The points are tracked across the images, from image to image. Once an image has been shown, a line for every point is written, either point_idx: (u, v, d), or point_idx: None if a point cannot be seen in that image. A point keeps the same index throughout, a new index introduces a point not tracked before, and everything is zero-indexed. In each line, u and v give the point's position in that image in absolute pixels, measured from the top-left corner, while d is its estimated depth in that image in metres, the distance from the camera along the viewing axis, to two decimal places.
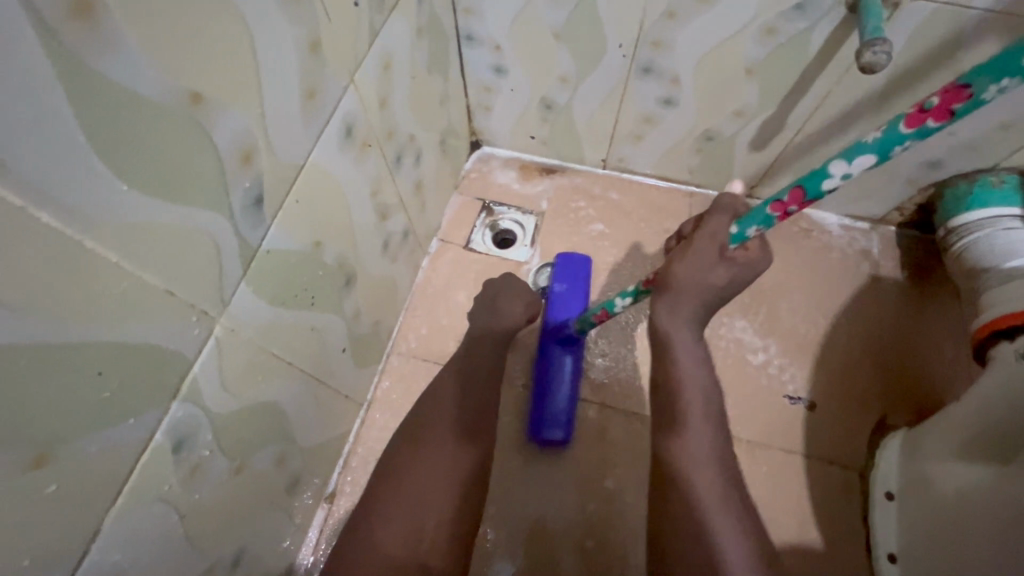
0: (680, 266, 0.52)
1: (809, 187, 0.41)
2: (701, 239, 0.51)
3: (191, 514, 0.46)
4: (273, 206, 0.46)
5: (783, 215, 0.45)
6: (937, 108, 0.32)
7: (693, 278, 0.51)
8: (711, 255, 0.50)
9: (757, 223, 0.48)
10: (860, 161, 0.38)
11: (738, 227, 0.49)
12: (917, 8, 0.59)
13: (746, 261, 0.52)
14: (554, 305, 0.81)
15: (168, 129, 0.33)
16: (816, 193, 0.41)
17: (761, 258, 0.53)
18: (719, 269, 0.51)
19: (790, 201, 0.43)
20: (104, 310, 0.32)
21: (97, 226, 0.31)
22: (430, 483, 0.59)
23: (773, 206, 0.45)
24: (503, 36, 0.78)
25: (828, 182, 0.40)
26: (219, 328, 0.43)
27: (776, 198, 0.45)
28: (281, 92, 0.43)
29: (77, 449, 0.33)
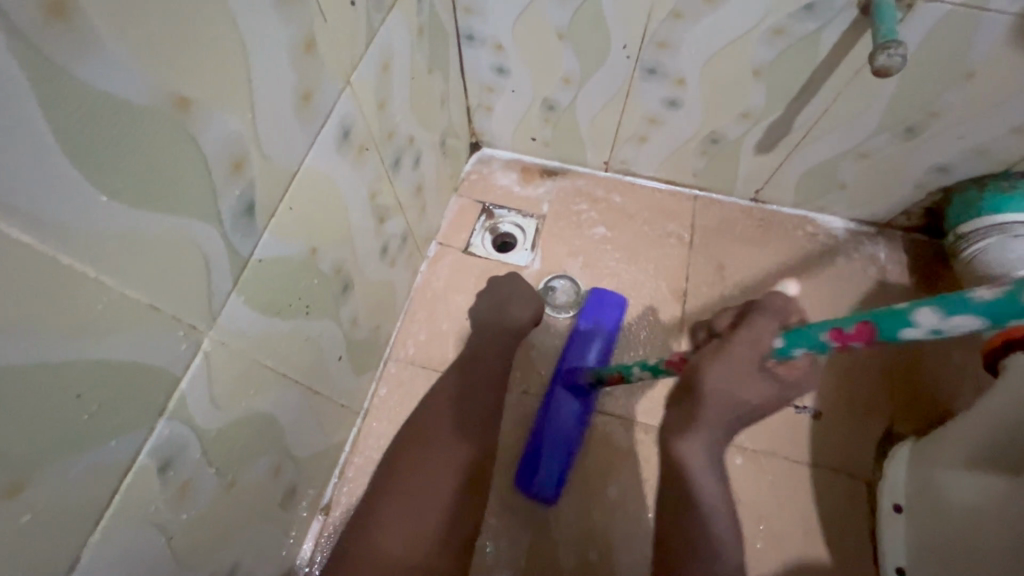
0: (715, 369, 0.49)
1: (883, 327, 0.34)
2: (742, 346, 0.48)
3: (180, 534, 0.44)
4: (265, 213, 0.44)
5: (842, 345, 0.37)
6: None
7: (728, 385, 0.50)
8: (753, 374, 0.48)
9: (810, 346, 0.40)
10: (956, 321, 0.29)
11: (784, 341, 0.42)
12: (933, 10, 0.57)
13: (791, 379, 0.51)
14: (573, 344, 0.81)
15: (152, 135, 0.31)
16: (890, 335, 0.34)
17: (807, 381, 0.51)
18: (757, 386, 0.49)
19: (855, 334, 0.36)
20: (82, 328, 0.30)
21: (74, 239, 0.29)
22: (432, 483, 0.58)
23: (833, 332, 0.38)
24: (505, 36, 0.76)
25: (909, 330, 0.32)
26: (208, 342, 0.41)
27: (839, 324, 0.37)
28: (274, 95, 0.41)
29: (55, 476, 0.31)
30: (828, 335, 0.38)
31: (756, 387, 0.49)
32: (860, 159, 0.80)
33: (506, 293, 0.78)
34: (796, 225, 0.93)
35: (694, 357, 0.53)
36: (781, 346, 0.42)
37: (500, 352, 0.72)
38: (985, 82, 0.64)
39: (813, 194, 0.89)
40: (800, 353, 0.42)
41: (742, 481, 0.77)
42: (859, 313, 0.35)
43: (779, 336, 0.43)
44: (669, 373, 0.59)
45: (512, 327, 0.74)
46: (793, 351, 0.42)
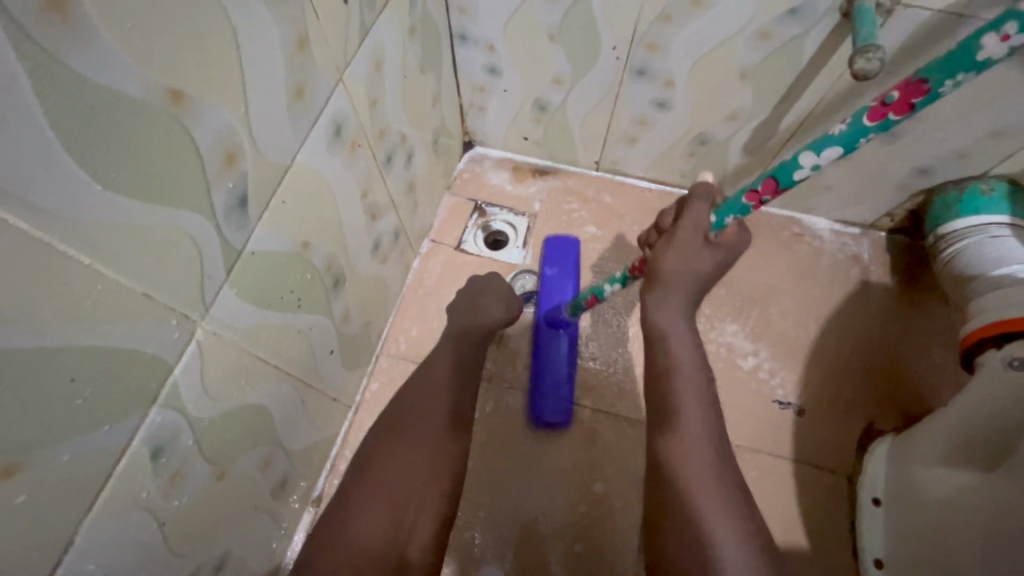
0: (669, 255, 0.55)
1: (781, 179, 0.46)
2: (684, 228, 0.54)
3: (171, 520, 0.45)
4: (258, 206, 0.45)
5: (758, 205, 0.49)
6: (898, 103, 0.37)
7: (686, 261, 0.54)
8: (696, 242, 0.54)
9: (735, 214, 0.52)
10: (828, 155, 0.42)
11: (717, 217, 0.53)
12: (910, 15, 0.59)
13: (732, 246, 0.55)
14: (547, 286, 0.84)
15: (147, 127, 0.32)
16: (789, 182, 0.46)
17: (744, 242, 0.56)
18: (705, 255, 0.54)
19: (765, 191, 0.48)
20: (76, 313, 0.31)
21: (70, 227, 0.30)
22: (409, 475, 0.58)
23: (749, 196, 0.49)
24: (497, 36, 0.78)
25: (798, 173, 0.45)
26: (202, 331, 0.42)
27: (751, 188, 0.48)
28: (267, 89, 0.42)
29: (49, 458, 0.32)
30: (745, 202, 0.50)
31: (709, 256, 0.54)
32: (843, 161, 0.82)
33: (478, 291, 0.78)
34: (782, 226, 0.95)
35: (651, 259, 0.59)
36: (715, 224, 0.54)
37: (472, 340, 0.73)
38: (964, 87, 0.66)
39: (799, 195, 0.90)
40: (731, 223, 0.53)
41: None
42: (762, 174, 0.47)
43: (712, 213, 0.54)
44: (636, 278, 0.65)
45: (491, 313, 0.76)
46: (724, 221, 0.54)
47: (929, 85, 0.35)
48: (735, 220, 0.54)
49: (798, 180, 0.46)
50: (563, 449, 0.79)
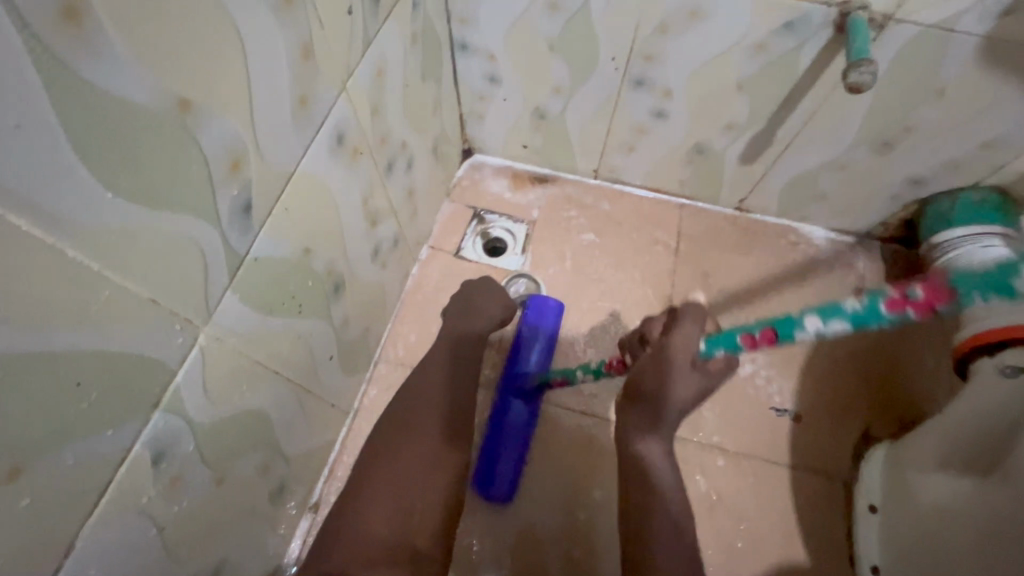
0: (679, 334, 0.60)
1: (781, 332, 0.49)
2: (677, 347, 0.59)
3: (170, 525, 0.45)
4: (262, 213, 0.45)
5: (751, 347, 0.52)
6: (921, 300, 0.39)
7: (691, 347, 0.59)
8: (685, 368, 0.58)
9: (728, 348, 0.55)
10: (835, 326, 0.44)
11: (707, 344, 0.56)
12: (902, 30, 0.61)
13: (717, 377, 0.60)
14: (520, 348, 0.82)
15: (156, 134, 0.33)
16: (786, 339, 0.49)
17: (722, 376, 0.61)
18: (693, 376, 0.59)
19: (762, 338, 0.51)
20: (84, 318, 0.31)
21: (79, 232, 0.30)
22: (417, 470, 0.59)
23: (744, 336, 0.52)
24: (498, 46, 0.79)
25: (801, 334, 0.47)
26: (204, 336, 0.42)
27: (749, 332, 0.51)
28: (272, 97, 0.42)
29: (52, 462, 0.32)
30: (740, 339, 0.53)
31: (690, 382, 0.58)
32: (838, 171, 0.83)
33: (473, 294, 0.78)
34: (778, 234, 0.96)
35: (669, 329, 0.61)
36: (705, 349, 0.57)
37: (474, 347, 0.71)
38: (955, 98, 0.68)
39: (794, 204, 0.92)
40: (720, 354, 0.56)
41: (725, 481, 0.79)
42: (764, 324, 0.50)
43: (704, 339, 0.56)
44: (608, 373, 0.70)
45: (488, 318, 0.75)
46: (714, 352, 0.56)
47: (958, 293, 0.37)
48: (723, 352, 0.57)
49: (797, 337, 0.47)
50: (514, 464, 0.78)
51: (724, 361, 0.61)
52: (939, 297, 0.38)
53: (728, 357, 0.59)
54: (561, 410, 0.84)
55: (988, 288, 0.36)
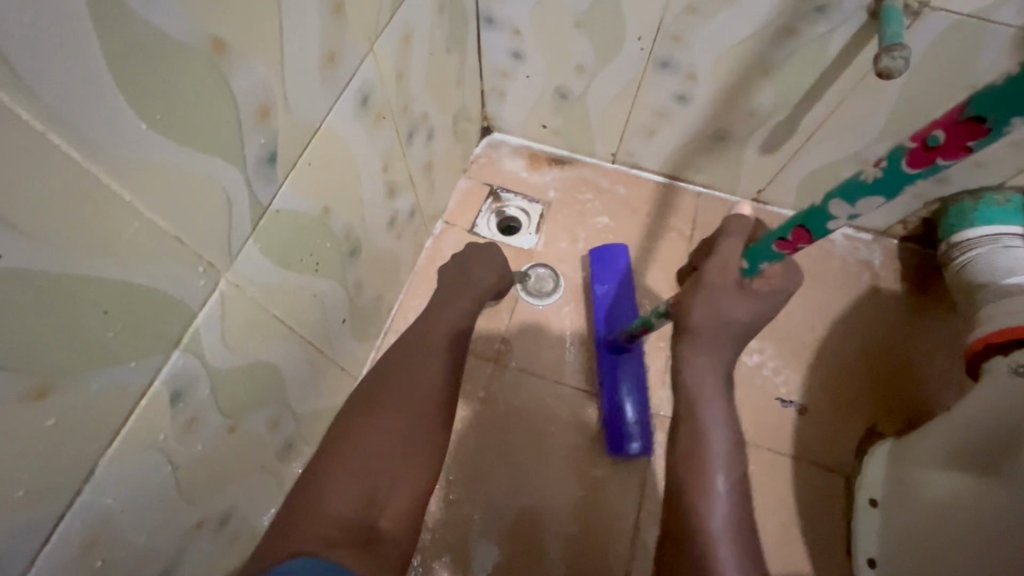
0: (699, 310, 0.56)
1: (813, 227, 0.46)
2: (713, 276, 0.56)
3: (184, 466, 0.46)
4: (285, 164, 0.46)
5: (791, 251, 0.50)
6: (943, 145, 0.33)
7: (717, 313, 0.55)
8: (731, 292, 0.55)
9: (769, 258, 0.52)
10: (860, 205, 0.41)
11: (750, 263, 0.55)
12: (937, 19, 0.60)
13: (764, 292, 0.55)
14: (603, 315, 0.82)
15: (192, 72, 0.33)
16: (821, 231, 0.46)
17: (786, 284, 0.56)
18: (738, 307, 0.55)
19: (798, 239, 0.48)
20: (113, 247, 0.32)
21: (114, 161, 0.30)
22: (383, 454, 0.57)
23: (779, 243, 0.50)
24: (523, 21, 0.78)
25: (832, 223, 0.45)
26: (225, 282, 0.43)
27: (782, 237, 0.49)
28: (302, 49, 0.43)
29: (78, 387, 0.33)
30: (777, 247, 0.51)
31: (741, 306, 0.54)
32: (861, 165, 0.82)
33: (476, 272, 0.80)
34: None
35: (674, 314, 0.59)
36: (749, 267, 0.55)
37: (463, 336, 0.73)
38: None
39: (812, 197, 0.90)
40: (765, 266, 0.54)
41: None
42: (793, 224, 0.48)
43: (743, 261, 0.56)
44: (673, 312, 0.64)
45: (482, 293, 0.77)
46: (759, 266, 0.55)
47: (984, 124, 0.31)
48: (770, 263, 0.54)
49: (829, 229, 0.46)
50: (641, 415, 0.78)
51: (781, 270, 0.56)
52: (959, 137, 0.32)
53: (783, 266, 0.56)
54: (567, 388, 0.84)
55: (1013, 102, 0.29)
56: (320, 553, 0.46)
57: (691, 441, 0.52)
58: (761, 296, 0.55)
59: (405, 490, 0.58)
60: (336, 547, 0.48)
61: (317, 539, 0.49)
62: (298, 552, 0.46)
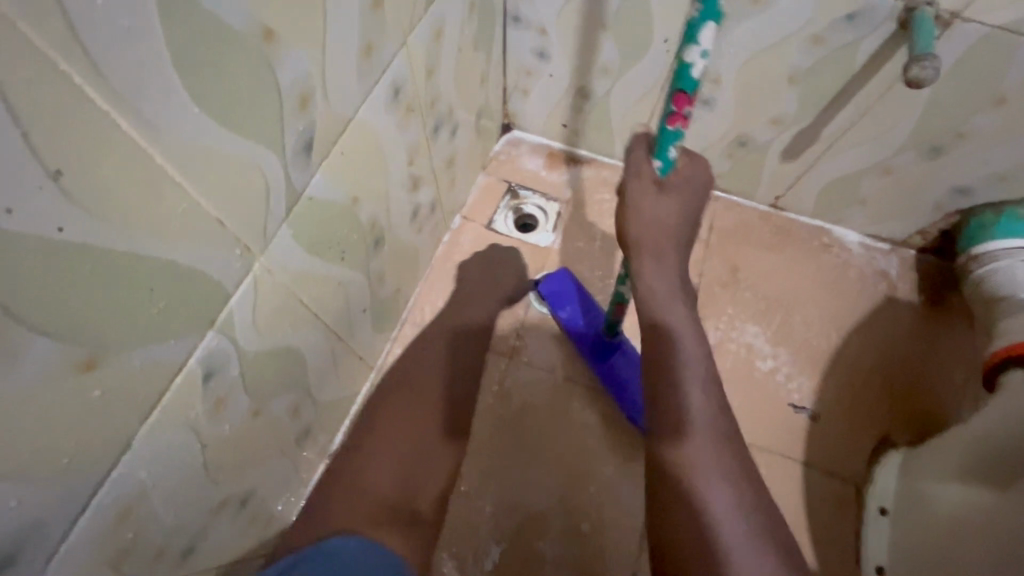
0: (638, 223, 0.49)
1: (687, 84, 0.44)
2: (631, 185, 0.49)
3: (211, 445, 0.47)
4: (321, 152, 0.47)
5: (685, 121, 0.46)
6: None
7: (655, 218, 0.49)
8: (653, 194, 0.49)
9: (673, 142, 0.47)
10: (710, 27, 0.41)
11: (661, 160, 0.48)
12: (968, 30, 0.60)
13: (682, 182, 0.50)
14: (576, 334, 0.84)
15: (242, 59, 0.34)
16: (693, 83, 0.44)
17: (694, 172, 0.51)
18: (669, 204, 0.49)
19: (682, 105, 0.45)
20: (162, 227, 0.33)
21: (167, 142, 0.31)
22: (417, 442, 0.61)
23: (671, 120, 0.46)
24: (550, 20, 0.79)
25: (696, 69, 0.43)
26: (258, 266, 0.44)
27: (667, 113, 0.46)
28: (343, 41, 0.44)
29: (122, 361, 0.34)
30: (673, 126, 0.46)
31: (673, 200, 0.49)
32: (882, 174, 0.82)
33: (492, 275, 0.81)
34: (812, 235, 0.94)
35: (631, 269, 0.51)
36: (663, 164, 0.49)
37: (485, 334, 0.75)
38: (1013, 107, 0.67)
39: (831, 205, 0.90)
40: (674, 157, 0.49)
41: None
42: (669, 95, 0.45)
43: (654, 163, 0.49)
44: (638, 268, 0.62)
45: (499, 297, 0.85)
46: (672, 160, 0.49)
47: None
48: (677, 151, 0.49)
49: (699, 80, 0.44)
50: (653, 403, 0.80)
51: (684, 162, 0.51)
52: None
53: (687, 158, 0.51)
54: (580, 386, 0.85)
55: None
56: (361, 532, 0.52)
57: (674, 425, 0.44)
58: (678, 191, 0.50)
59: (435, 478, 0.60)
60: (377, 524, 0.54)
61: (359, 519, 0.54)
62: (343, 528, 0.52)
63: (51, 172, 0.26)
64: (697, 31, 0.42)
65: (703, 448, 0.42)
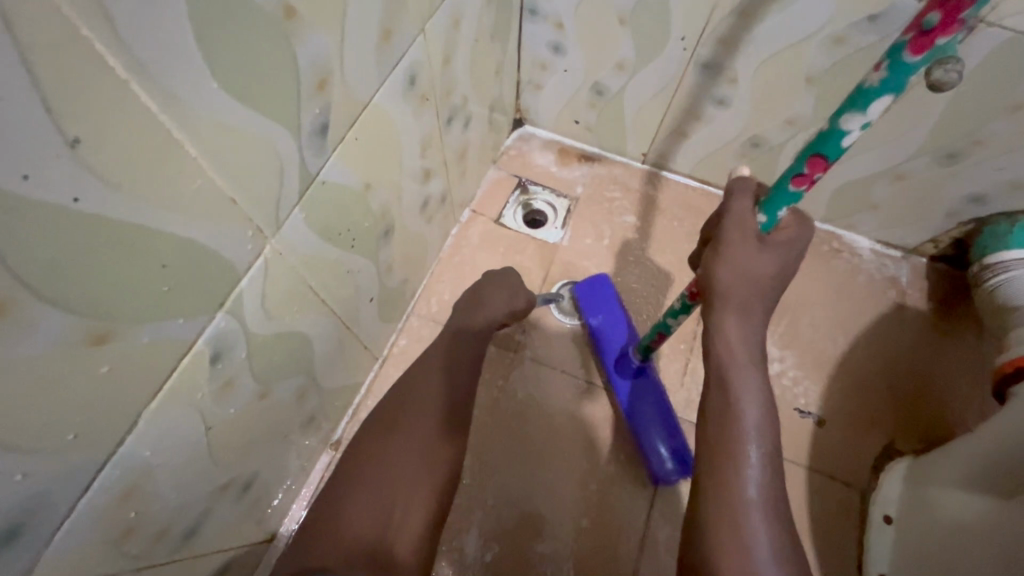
0: (726, 270, 0.44)
1: (828, 152, 0.39)
2: (730, 232, 0.44)
3: (217, 427, 0.46)
4: (335, 137, 0.46)
5: (810, 185, 0.41)
6: (935, 29, 0.30)
7: (748, 270, 0.44)
8: (753, 245, 0.44)
9: (788, 203, 0.43)
10: (876, 107, 0.35)
11: (768, 212, 0.44)
12: (991, 34, 0.59)
13: (788, 241, 0.44)
14: (604, 344, 0.82)
15: (263, 36, 0.33)
16: (836, 152, 0.39)
17: (803, 235, 0.45)
18: (767, 261, 0.44)
19: (813, 171, 0.40)
20: (177, 203, 0.33)
21: (186, 117, 0.31)
22: (401, 475, 0.56)
23: (794, 180, 0.42)
24: (567, 15, 0.78)
25: (846, 139, 0.38)
26: (269, 249, 0.43)
27: (794, 173, 0.41)
28: (362, 25, 0.43)
29: (131, 337, 0.33)
30: (794, 185, 0.42)
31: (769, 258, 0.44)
32: (896, 180, 0.81)
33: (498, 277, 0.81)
34: (822, 239, 0.94)
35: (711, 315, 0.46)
36: (767, 220, 0.45)
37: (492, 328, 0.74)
38: None
39: (844, 210, 0.90)
40: (784, 213, 0.45)
41: None
42: (801, 155, 0.40)
43: (760, 212, 0.45)
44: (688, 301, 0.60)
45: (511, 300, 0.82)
46: (777, 216, 0.45)
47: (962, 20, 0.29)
48: (789, 207, 0.44)
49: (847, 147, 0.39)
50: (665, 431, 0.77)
51: (790, 218, 0.45)
52: (930, 37, 0.30)
53: (798, 217, 0.46)
54: (585, 384, 0.84)
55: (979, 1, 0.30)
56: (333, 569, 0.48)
57: (722, 434, 0.42)
58: (775, 248, 0.44)
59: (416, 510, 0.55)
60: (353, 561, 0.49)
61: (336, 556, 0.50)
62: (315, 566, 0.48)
63: (69, 141, 0.25)
64: (869, 102, 0.35)
65: (755, 477, 0.41)
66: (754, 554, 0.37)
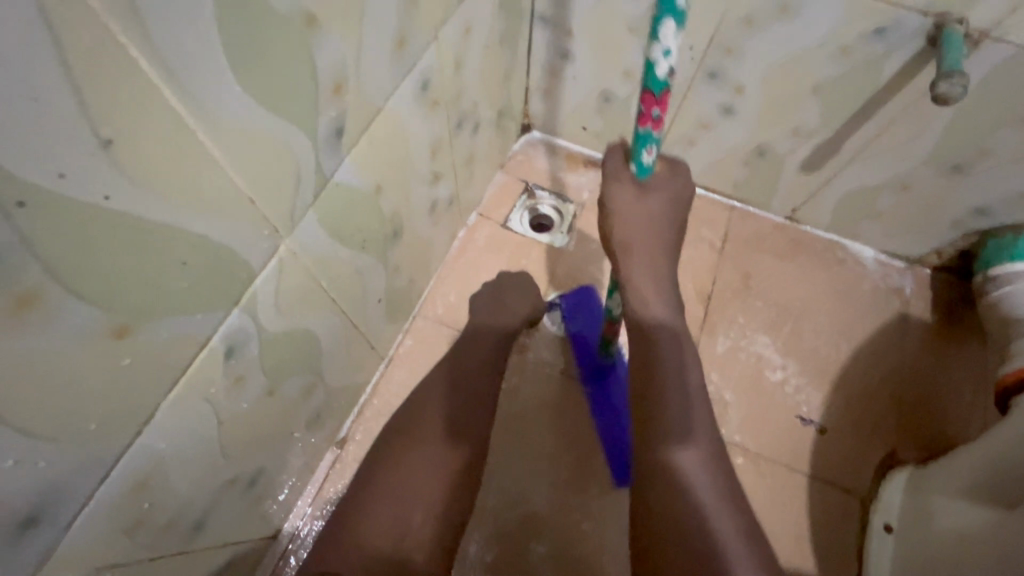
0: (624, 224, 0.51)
1: (654, 85, 0.42)
2: (616, 191, 0.50)
3: (228, 422, 0.47)
4: (349, 141, 0.48)
5: (655, 124, 0.45)
6: None
7: (640, 220, 0.50)
8: (636, 198, 0.50)
9: (647, 145, 0.46)
10: (667, 32, 0.39)
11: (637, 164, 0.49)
12: (997, 48, 0.60)
13: (665, 183, 0.51)
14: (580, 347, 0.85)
15: (284, 41, 0.35)
16: (660, 85, 0.42)
17: (676, 176, 0.52)
18: (654, 207, 0.50)
19: (648, 108, 0.44)
20: (199, 202, 0.34)
21: (210, 119, 0.32)
22: (414, 486, 0.57)
23: (640, 122, 0.45)
24: (577, 22, 0.80)
25: (660, 70, 0.41)
26: (283, 248, 0.44)
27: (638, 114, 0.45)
28: (378, 31, 0.44)
29: (150, 331, 0.34)
30: (642, 127, 0.45)
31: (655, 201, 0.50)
32: (901, 191, 0.81)
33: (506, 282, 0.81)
34: (827, 249, 0.94)
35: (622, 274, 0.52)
36: (639, 166, 0.48)
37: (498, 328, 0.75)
38: None
39: (848, 219, 0.90)
40: (650, 159, 0.48)
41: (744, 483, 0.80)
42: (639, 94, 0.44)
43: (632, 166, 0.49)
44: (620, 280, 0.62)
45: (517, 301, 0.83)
46: (647, 163, 0.48)
47: None
48: (653, 153, 0.48)
49: (667, 80, 0.42)
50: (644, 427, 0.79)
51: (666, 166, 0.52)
52: None
53: (667, 163, 0.53)
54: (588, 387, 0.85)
55: None
56: None
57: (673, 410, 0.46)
58: (660, 195, 0.51)
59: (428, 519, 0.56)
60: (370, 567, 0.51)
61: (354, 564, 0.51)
62: None
63: (102, 140, 0.27)
64: (658, 29, 0.40)
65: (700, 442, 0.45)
66: (707, 513, 0.41)
